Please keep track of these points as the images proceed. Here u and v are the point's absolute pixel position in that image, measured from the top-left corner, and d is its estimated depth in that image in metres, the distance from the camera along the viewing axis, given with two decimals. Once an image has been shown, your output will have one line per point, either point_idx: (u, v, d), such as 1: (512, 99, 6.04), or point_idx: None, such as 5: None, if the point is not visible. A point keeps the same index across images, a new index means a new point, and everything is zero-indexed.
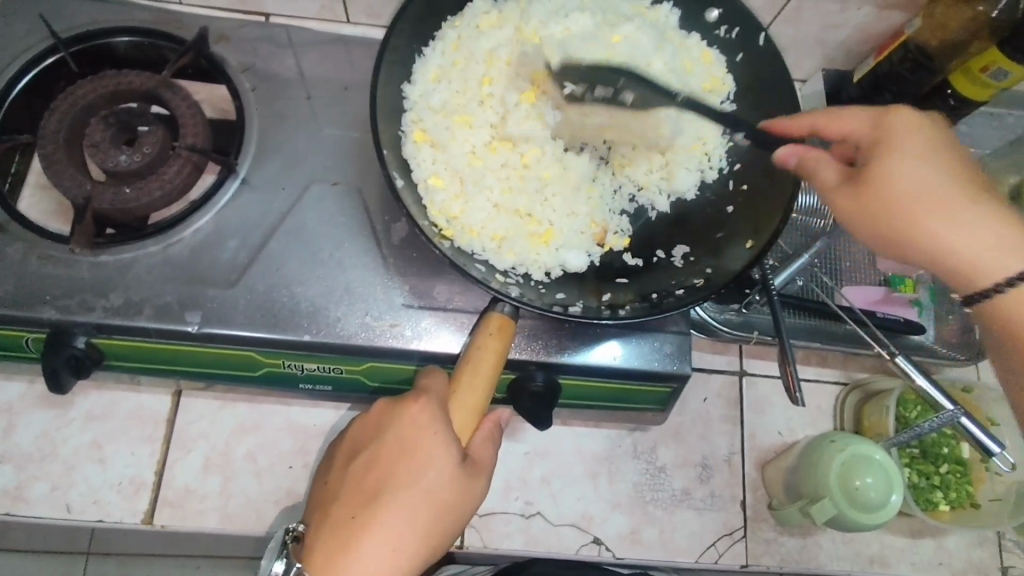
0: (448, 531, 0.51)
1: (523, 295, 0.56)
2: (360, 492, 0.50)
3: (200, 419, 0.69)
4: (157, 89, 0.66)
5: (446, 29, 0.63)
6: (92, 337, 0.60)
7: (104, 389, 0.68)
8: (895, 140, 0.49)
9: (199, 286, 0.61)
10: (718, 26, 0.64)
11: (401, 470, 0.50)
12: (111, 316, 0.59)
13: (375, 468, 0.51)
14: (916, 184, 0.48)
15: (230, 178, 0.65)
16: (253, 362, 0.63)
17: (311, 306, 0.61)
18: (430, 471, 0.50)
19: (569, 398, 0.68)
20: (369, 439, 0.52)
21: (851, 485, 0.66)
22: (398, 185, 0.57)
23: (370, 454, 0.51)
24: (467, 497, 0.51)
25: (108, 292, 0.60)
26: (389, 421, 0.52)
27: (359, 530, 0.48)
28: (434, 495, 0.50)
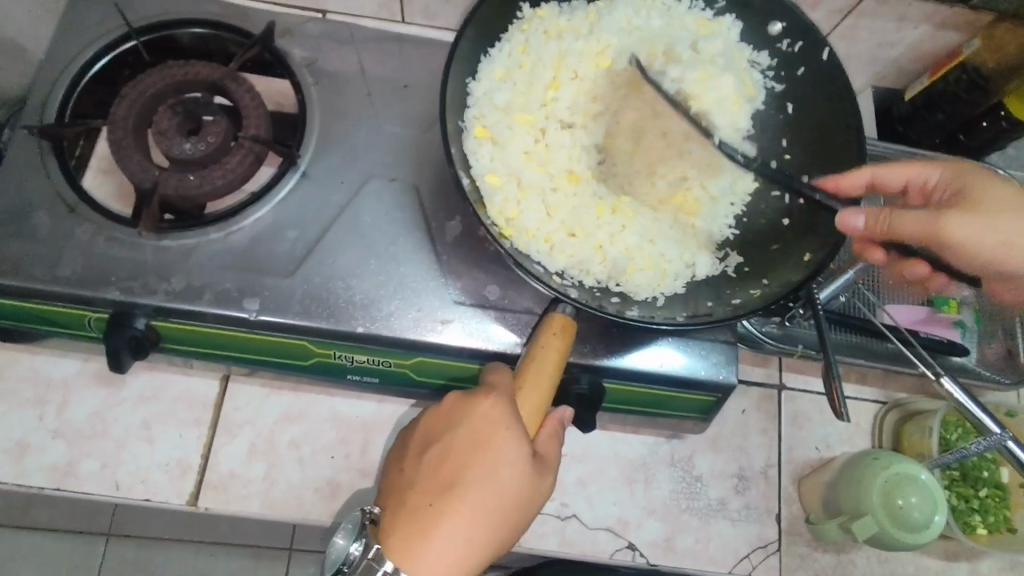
0: (518, 525, 0.52)
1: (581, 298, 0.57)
2: (436, 481, 0.51)
3: (247, 405, 0.70)
4: (223, 80, 0.67)
5: (514, 31, 0.64)
6: (152, 319, 0.61)
7: (154, 371, 0.70)
8: (991, 189, 0.57)
9: (258, 274, 0.62)
10: (780, 39, 0.64)
11: (476, 463, 0.51)
12: (172, 299, 0.60)
13: (450, 460, 0.51)
14: (1012, 227, 0.54)
15: (290, 170, 0.67)
16: (305, 352, 0.64)
17: (364, 299, 0.62)
18: (502, 465, 0.50)
19: (611, 402, 0.68)
20: (442, 431, 0.53)
21: (895, 504, 0.65)
22: (464, 184, 0.57)
23: (443, 445, 0.52)
24: (537, 491, 0.52)
25: (169, 276, 0.61)
26: (462, 415, 0.52)
27: (435, 518, 0.49)
28: (506, 488, 0.50)
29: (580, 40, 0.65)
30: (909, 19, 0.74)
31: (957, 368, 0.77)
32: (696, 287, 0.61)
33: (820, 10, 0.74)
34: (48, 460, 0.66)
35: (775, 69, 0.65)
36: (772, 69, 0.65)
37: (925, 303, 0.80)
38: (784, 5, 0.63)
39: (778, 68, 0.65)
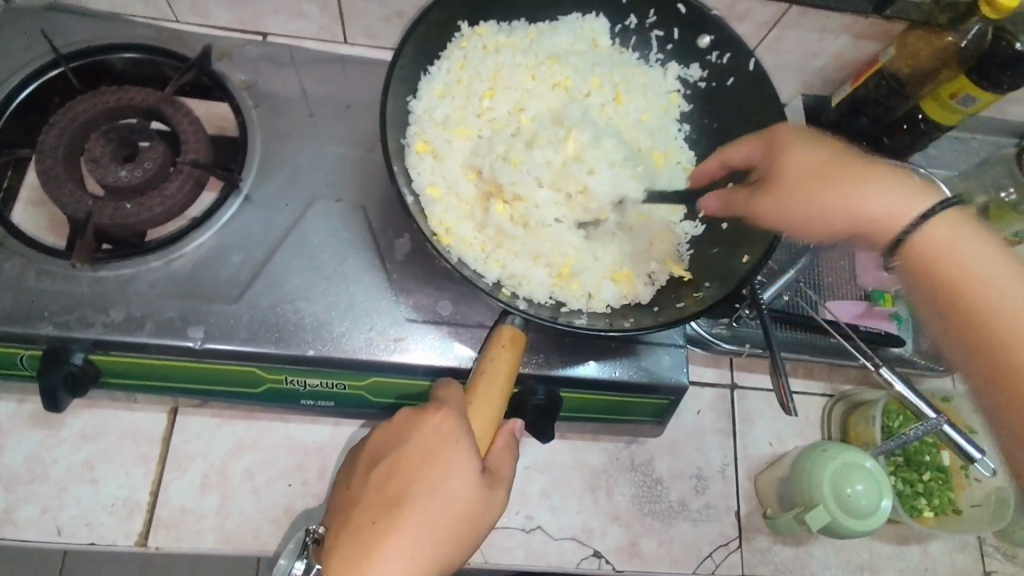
0: (466, 542, 0.51)
1: (530, 309, 0.58)
2: (384, 496, 0.51)
3: (197, 438, 0.68)
4: (158, 105, 0.66)
5: (452, 48, 0.65)
6: (90, 353, 0.59)
7: (97, 408, 0.67)
8: (796, 168, 0.52)
9: (201, 302, 0.61)
10: (710, 51, 0.66)
11: (424, 475, 0.51)
12: (111, 331, 0.58)
13: (398, 474, 0.51)
14: (807, 163, 0.52)
15: (232, 194, 0.65)
16: (255, 378, 0.63)
17: (313, 322, 0.61)
18: (452, 479, 0.50)
19: (567, 410, 0.68)
20: (392, 445, 0.53)
21: (843, 493, 0.68)
22: (408, 200, 0.57)
23: (393, 460, 0.52)
24: (488, 505, 0.52)
25: (108, 307, 0.59)
26: (412, 428, 0.53)
27: (383, 532, 0.49)
28: (455, 502, 0.50)
29: (518, 57, 0.67)
30: (830, 30, 0.78)
31: (897, 358, 0.81)
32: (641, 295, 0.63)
33: (747, 23, 0.78)
34: None
35: (705, 80, 0.68)
36: (703, 80, 0.68)
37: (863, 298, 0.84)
38: (708, 20, 0.64)
39: (709, 79, 0.68)
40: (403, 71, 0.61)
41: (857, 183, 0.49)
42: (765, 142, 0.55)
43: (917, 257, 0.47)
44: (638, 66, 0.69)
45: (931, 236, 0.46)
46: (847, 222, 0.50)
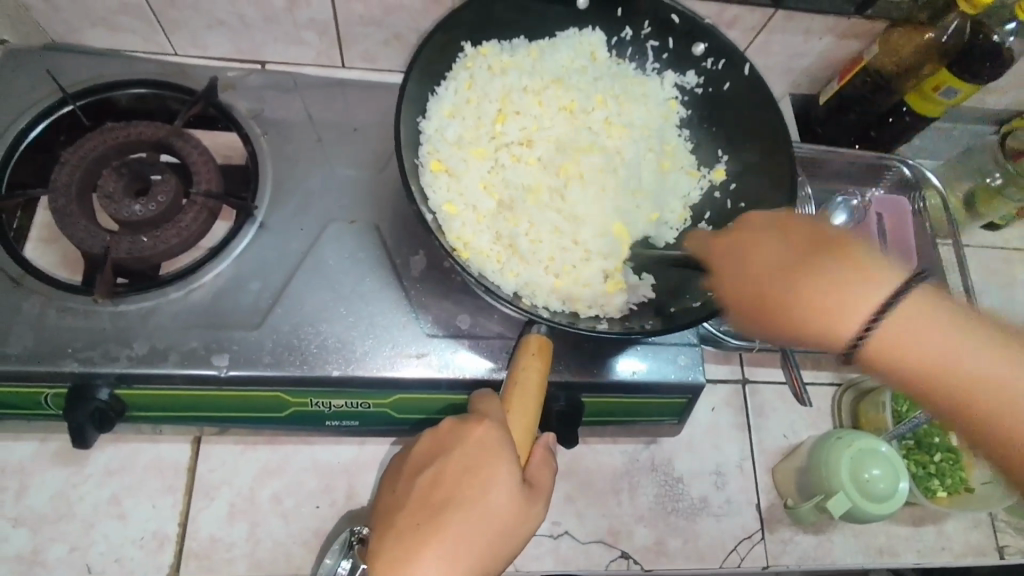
0: (505, 552, 0.52)
1: (551, 317, 0.59)
2: (427, 502, 0.51)
3: (221, 466, 0.68)
4: (168, 138, 0.67)
5: (457, 68, 0.66)
6: (116, 388, 0.59)
7: (120, 443, 0.67)
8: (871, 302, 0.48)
9: (224, 329, 0.61)
10: (705, 58, 0.68)
11: (466, 483, 0.51)
12: (135, 365, 0.58)
13: (441, 481, 0.52)
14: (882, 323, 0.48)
15: (247, 222, 0.66)
16: (280, 403, 0.63)
17: (336, 344, 0.62)
18: (495, 489, 0.51)
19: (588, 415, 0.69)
20: (436, 453, 0.54)
21: (862, 477, 0.70)
22: (427, 218, 0.58)
23: (437, 467, 0.53)
24: (525, 517, 0.52)
25: (131, 341, 0.59)
26: (455, 436, 0.54)
27: (425, 537, 0.50)
28: (494, 512, 0.51)
29: (519, 75, 0.69)
30: (814, 31, 0.81)
31: None
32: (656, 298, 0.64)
33: (735, 29, 0.80)
34: (10, 550, 0.62)
35: (702, 86, 0.70)
36: (700, 86, 0.70)
37: None
38: (703, 28, 0.66)
39: (705, 85, 0.70)
40: (411, 93, 0.62)
41: (906, 329, 0.46)
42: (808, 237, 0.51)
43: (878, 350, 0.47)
44: (635, 77, 0.71)
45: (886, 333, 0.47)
46: (910, 366, 0.47)
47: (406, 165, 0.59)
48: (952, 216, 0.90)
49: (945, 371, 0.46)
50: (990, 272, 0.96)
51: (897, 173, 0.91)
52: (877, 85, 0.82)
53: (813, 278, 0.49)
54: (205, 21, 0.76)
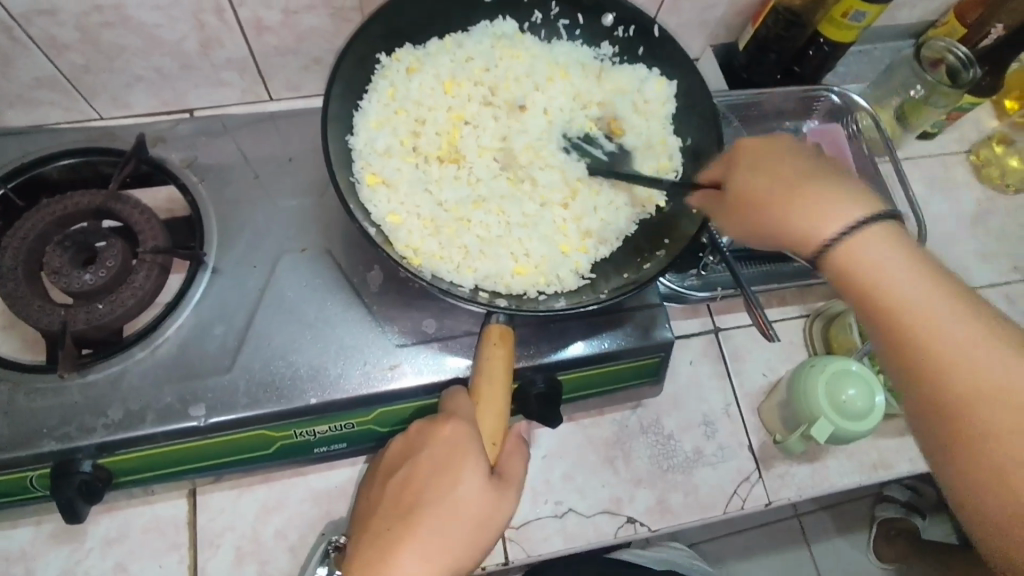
0: (480, 545, 0.53)
1: (510, 304, 0.60)
2: (401, 504, 0.53)
3: (221, 513, 0.68)
4: (107, 203, 0.67)
5: (376, 80, 0.67)
6: (98, 458, 0.59)
7: (116, 511, 0.67)
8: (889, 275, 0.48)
9: (195, 380, 0.62)
10: (615, 27, 0.70)
11: (436, 478, 0.53)
12: (114, 431, 0.59)
13: (412, 480, 0.54)
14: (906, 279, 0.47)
15: (200, 270, 0.66)
16: (266, 440, 0.64)
17: (308, 372, 0.63)
18: (463, 483, 0.53)
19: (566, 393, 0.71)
20: (406, 456, 0.56)
21: (840, 400, 0.72)
22: (370, 232, 0.59)
23: (408, 469, 0.55)
24: (495, 507, 0.54)
25: (105, 409, 0.60)
26: (423, 436, 0.55)
27: (400, 535, 0.51)
28: (464, 506, 0.52)
29: (439, 76, 0.70)
30: None
31: None
32: (608, 268, 0.66)
33: None
34: None
35: (617, 55, 0.72)
36: (616, 56, 0.72)
37: None
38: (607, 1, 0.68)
39: (621, 53, 0.72)
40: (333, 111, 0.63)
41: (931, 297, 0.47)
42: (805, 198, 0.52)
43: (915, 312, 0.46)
44: (555, 59, 0.72)
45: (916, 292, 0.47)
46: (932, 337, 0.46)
47: (341, 183, 0.60)
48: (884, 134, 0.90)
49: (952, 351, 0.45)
50: (932, 178, 1.00)
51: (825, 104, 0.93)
52: (790, 23, 0.85)
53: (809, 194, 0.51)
54: (123, 80, 0.76)
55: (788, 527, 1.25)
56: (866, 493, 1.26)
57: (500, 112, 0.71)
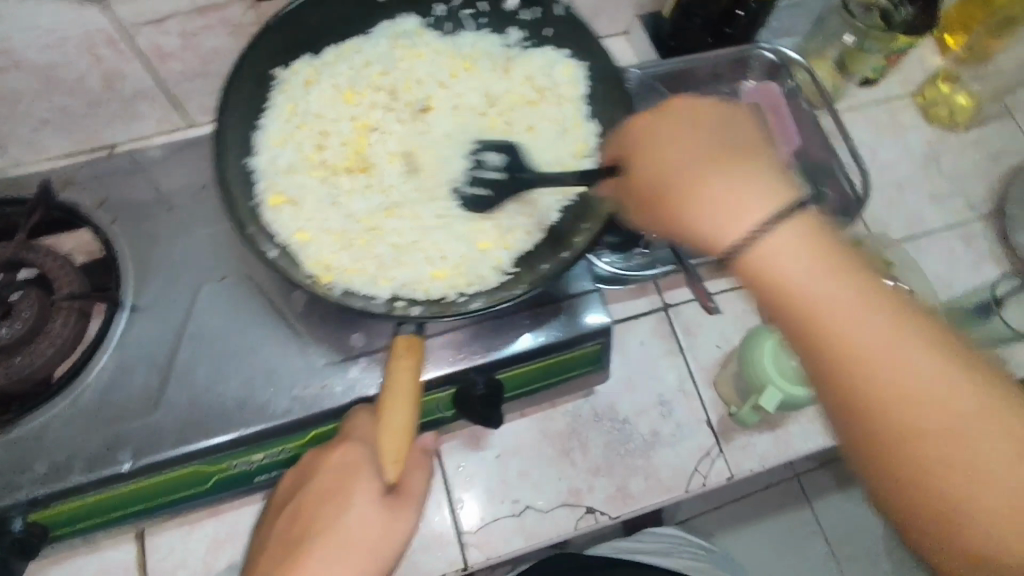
0: (374, 572, 0.52)
1: (428, 310, 0.59)
2: (294, 533, 0.52)
3: (171, 552, 0.68)
4: (18, 253, 0.65)
5: (275, 94, 0.66)
6: (29, 514, 0.58)
7: (62, 563, 0.66)
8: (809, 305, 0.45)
9: (121, 424, 0.60)
10: (517, 12, 0.70)
11: (329, 501, 0.53)
12: (42, 486, 0.58)
13: (307, 508, 0.54)
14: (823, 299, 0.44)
15: (119, 310, 0.65)
16: (203, 476, 0.63)
17: (239, 402, 0.62)
18: (351, 509, 0.52)
19: (514, 390, 0.69)
20: (303, 486, 0.56)
21: (787, 367, 0.70)
22: (273, 254, 0.58)
23: (304, 498, 0.55)
24: (390, 526, 0.53)
25: (32, 464, 0.59)
26: (319, 462, 0.56)
27: (291, 565, 0.50)
28: (352, 534, 0.51)
29: (342, 85, 0.70)
30: None
31: None
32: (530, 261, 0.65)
33: None
34: None
35: (522, 41, 0.71)
36: (521, 41, 0.72)
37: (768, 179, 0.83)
38: None
39: (525, 40, 0.71)
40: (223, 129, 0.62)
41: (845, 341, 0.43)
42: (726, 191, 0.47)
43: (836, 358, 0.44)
44: (458, 53, 0.72)
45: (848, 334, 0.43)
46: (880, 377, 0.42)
47: (242, 206, 0.60)
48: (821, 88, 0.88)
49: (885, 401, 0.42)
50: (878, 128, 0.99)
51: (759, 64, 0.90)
52: None
53: (729, 174, 0.47)
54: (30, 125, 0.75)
55: None
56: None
57: (404, 115, 0.71)
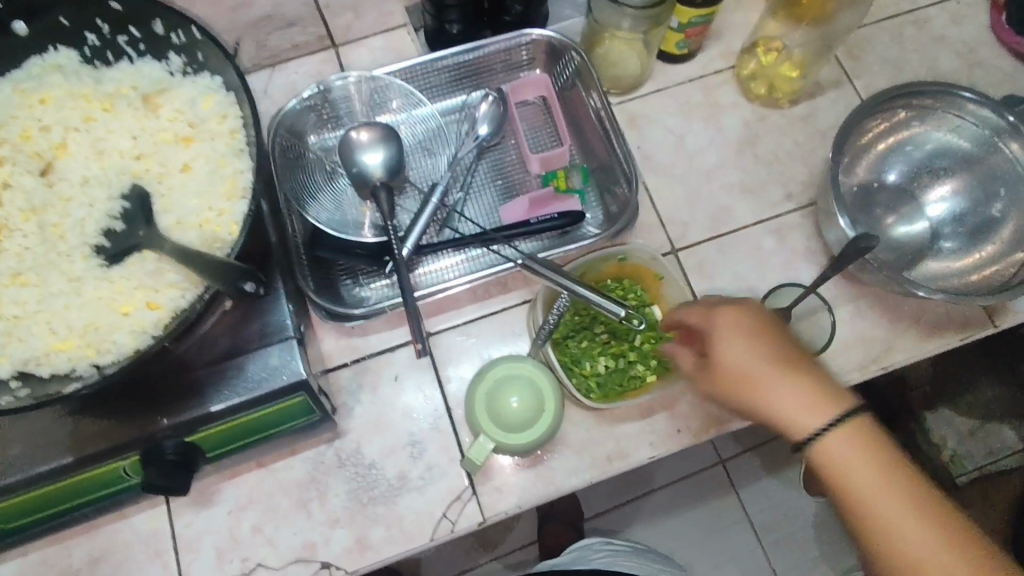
0: (776, 379, 0.62)
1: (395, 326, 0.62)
2: (870, 501, 0.58)
3: (196, 521, 0.77)
4: None
5: None
6: (42, 484, 0.64)
7: (99, 529, 0.76)
8: (873, 503, 0.58)
9: (120, 399, 0.64)
10: None
11: (920, 529, 0.56)
12: (50, 466, 0.62)
13: (865, 513, 0.58)
14: (833, 452, 0.60)
15: None
16: (207, 440, 0.69)
17: (230, 368, 0.65)
18: (772, 335, 0.65)
19: (517, 370, 0.78)
20: (824, 460, 0.61)
21: None
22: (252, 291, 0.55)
23: (837, 482, 0.60)
24: (869, 452, 0.60)
25: (43, 449, 0.63)
26: (838, 446, 0.60)
27: (890, 539, 0.57)
28: (739, 358, 0.64)
29: None
30: None
31: (802, 247, 0.85)
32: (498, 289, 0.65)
33: None
34: None
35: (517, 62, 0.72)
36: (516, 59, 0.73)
37: (763, 199, 0.87)
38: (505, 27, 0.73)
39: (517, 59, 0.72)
40: (214, 122, 0.64)
41: (878, 475, 0.59)
42: (750, 351, 0.64)
43: (834, 475, 0.61)
44: None
45: (829, 459, 0.61)
46: (858, 528, 0.59)
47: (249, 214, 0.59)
48: (817, 112, 0.91)
49: (868, 527, 0.58)
50: None
51: (762, 83, 0.91)
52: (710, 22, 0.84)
53: (815, 411, 0.61)
54: None
55: (715, 476, 1.33)
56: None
57: None
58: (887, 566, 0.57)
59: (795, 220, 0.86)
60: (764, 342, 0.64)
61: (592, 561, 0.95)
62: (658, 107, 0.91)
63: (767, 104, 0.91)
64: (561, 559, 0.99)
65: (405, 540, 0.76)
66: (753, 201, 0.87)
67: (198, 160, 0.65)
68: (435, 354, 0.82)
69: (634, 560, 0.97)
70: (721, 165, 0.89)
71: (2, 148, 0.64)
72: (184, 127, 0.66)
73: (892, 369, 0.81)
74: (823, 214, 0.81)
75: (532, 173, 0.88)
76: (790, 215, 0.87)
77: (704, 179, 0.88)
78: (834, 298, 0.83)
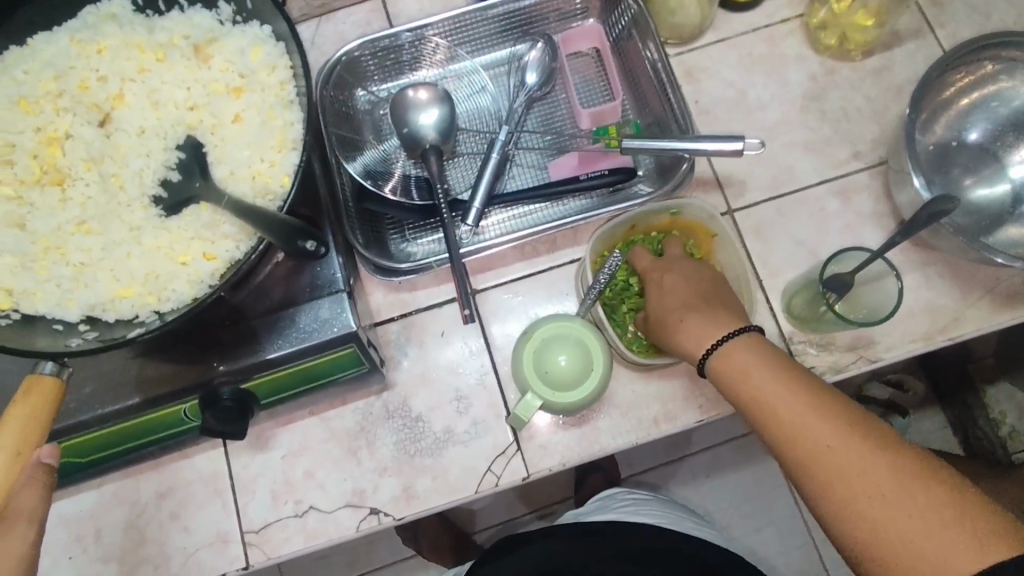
0: (692, 307, 0.69)
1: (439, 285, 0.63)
2: (793, 424, 0.59)
3: (252, 463, 0.79)
4: None
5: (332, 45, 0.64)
6: (110, 423, 0.66)
7: (163, 467, 0.79)
8: (830, 456, 0.56)
9: (180, 345, 0.66)
10: None
11: (852, 446, 0.56)
12: (118, 406, 0.65)
13: (823, 468, 0.56)
14: (769, 394, 0.61)
15: None
16: (262, 387, 0.70)
17: (283, 318, 0.67)
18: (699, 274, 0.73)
19: (565, 332, 0.77)
20: (728, 376, 0.65)
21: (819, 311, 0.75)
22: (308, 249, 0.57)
23: (750, 398, 0.63)
24: (818, 401, 0.59)
25: (110, 389, 0.65)
26: (746, 361, 0.64)
27: (839, 477, 0.55)
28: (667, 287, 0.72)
29: None
30: None
31: (867, 209, 0.81)
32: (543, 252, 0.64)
33: None
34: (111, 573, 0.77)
35: None
36: None
37: (829, 157, 0.83)
38: None
39: None
40: (264, 73, 0.66)
41: (823, 419, 0.58)
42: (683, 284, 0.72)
43: (775, 425, 0.60)
44: None
45: (767, 409, 0.61)
46: (809, 478, 0.57)
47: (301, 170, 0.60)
48: (892, 66, 0.85)
49: (826, 478, 0.56)
50: None
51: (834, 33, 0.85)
52: None
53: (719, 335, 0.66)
54: None
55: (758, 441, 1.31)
56: (852, 385, 1.27)
57: None
58: (861, 530, 0.53)
59: (863, 181, 0.82)
60: (687, 284, 0.72)
61: (614, 510, 0.94)
62: (718, 60, 0.86)
63: (837, 56, 0.86)
64: (584, 508, 0.99)
65: (451, 490, 0.77)
66: (818, 159, 0.83)
67: (248, 111, 0.66)
68: (482, 310, 0.82)
69: (657, 511, 0.95)
70: (784, 121, 0.84)
71: (62, 99, 0.66)
72: (234, 78, 0.67)
73: (958, 341, 0.77)
74: (894, 175, 0.76)
75: (580, 129, 0.85)
76: (857, 175, 0.82)
77: (765, 136, 0.84)
78: (900, 264, 0.79)
